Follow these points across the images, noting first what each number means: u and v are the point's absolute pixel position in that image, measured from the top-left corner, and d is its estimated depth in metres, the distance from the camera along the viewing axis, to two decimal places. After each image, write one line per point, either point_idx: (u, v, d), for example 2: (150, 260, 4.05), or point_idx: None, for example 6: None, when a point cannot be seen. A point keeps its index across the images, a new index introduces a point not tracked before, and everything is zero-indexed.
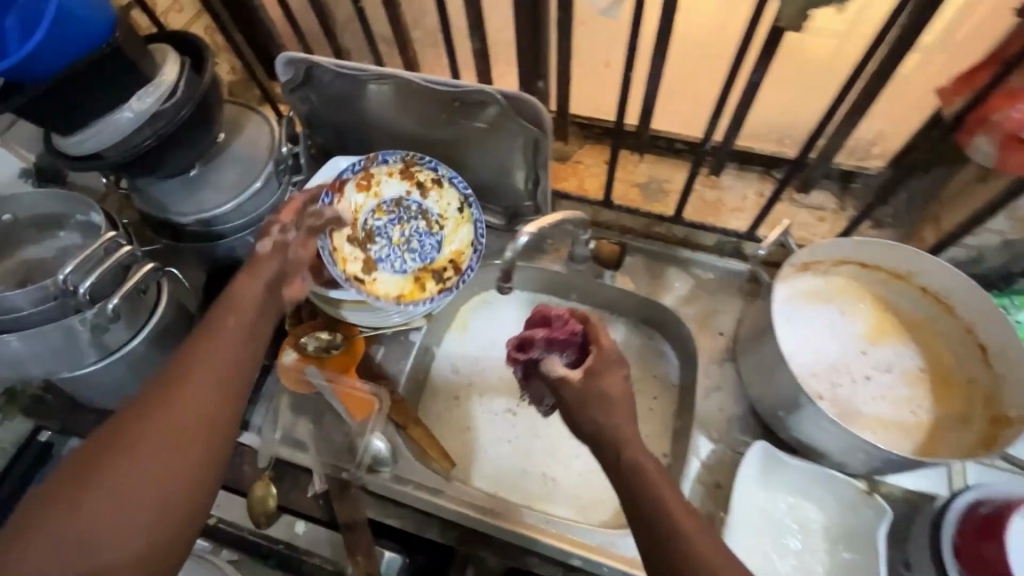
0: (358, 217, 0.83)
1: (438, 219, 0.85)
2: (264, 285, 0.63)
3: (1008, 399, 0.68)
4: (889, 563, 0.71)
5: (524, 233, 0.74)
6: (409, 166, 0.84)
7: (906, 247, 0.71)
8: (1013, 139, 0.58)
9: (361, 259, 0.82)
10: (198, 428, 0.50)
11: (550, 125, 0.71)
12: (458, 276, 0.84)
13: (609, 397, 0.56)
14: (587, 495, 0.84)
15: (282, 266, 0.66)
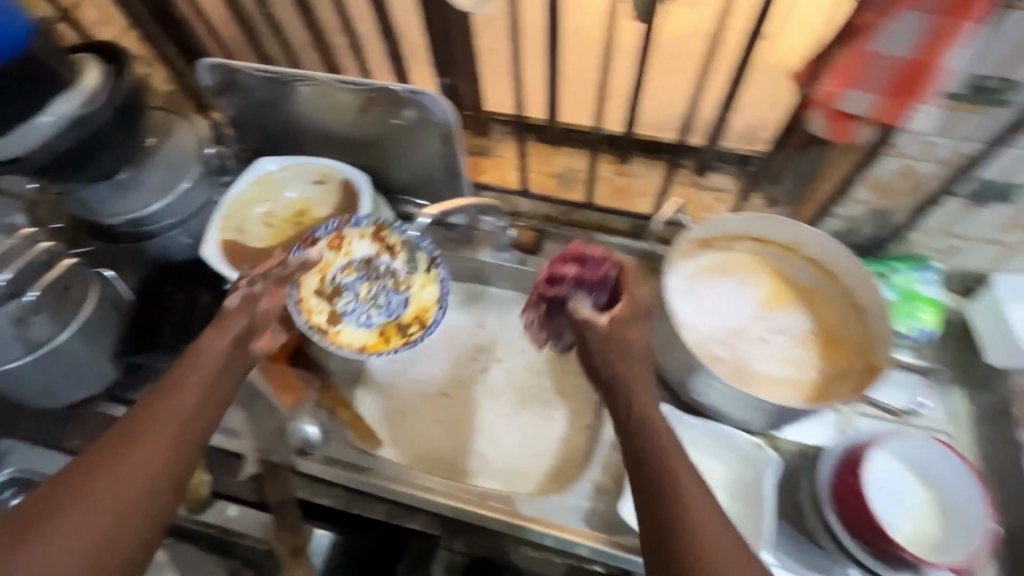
0: (325, 272, 0.84)
1: (406, 279, 0.85)
2: (230, 341, 0.60)
3: (880, 353, 0.73)
4: (795, 526, 0.70)
5: (424, 215, 0.80)
6: (380, 233, 0.85)
7: (783, 219, 0.79)
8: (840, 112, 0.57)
9: (326, 311, 0.82)
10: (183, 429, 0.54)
11: (455, 121, 0.77)
12: (422, 330, 0.82)
13: (632, 347, 0.59)
14: (516, 468, 0.84)
15: (250, 322, 0.63)
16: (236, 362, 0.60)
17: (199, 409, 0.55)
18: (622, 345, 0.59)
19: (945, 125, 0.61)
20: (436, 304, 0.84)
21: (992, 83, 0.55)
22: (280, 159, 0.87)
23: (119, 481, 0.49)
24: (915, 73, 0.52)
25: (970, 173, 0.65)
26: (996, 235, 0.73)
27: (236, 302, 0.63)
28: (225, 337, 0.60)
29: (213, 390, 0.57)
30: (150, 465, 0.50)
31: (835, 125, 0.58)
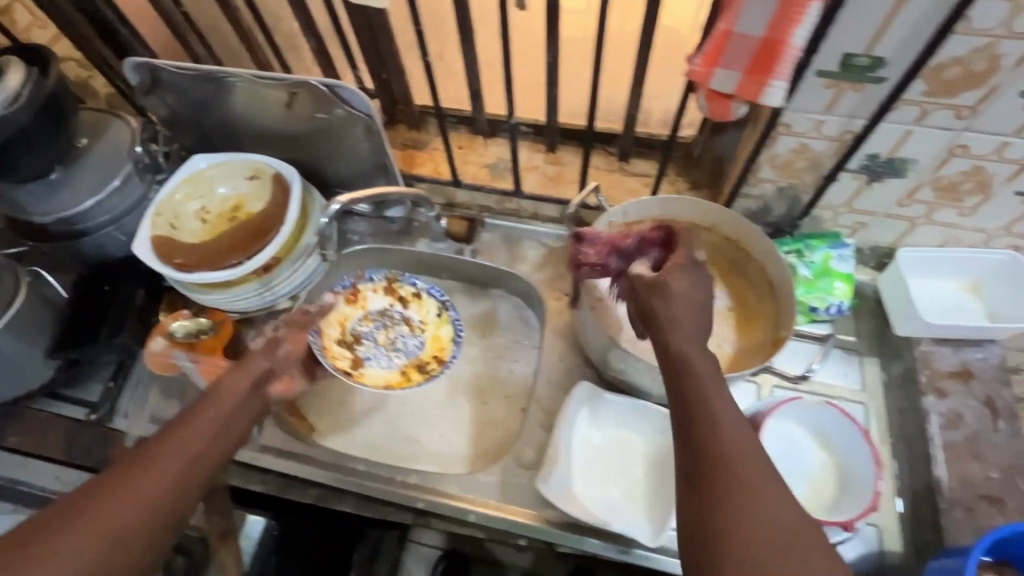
0: (343, 323, 0.91)
1: (418, 324, 0.91)
2: (250, 383, 0.63)
3: (784, 324, 0.76)
4: None
5: (338, 202, 0.85)
6: (393, 285, 0.93)
7: (701, 200, 0.80)
8: (715, 92, 0.55)
9: (348, 357, 0.88)
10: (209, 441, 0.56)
11: (371, 112, 0.79)
12: (442, 366, 0.87)
13: (670, 291, 0.58)
14: (451, 452, 0.86)
15: (269, 365, 0.67)
16: (253, 403, 0.64)
17: (225, 424, 0.59)
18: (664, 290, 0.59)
19: (829, 103, 0.64)
20: (452, 341, 0.89)
21: (862, 61, 0.58)
22: (212, 158, 0.90)
23: (148, 490, 0.50)
24: (771, 50, 0.50)
25: (859, 149, 0.68)
26: (897, 208, 0.76)
27: (259, 347, 0.70)
28: (243, 380, 0.63)
29: (231, 419, 0.60)
30: (176, 474, 0.52)
31: (713, 105, 0.56)
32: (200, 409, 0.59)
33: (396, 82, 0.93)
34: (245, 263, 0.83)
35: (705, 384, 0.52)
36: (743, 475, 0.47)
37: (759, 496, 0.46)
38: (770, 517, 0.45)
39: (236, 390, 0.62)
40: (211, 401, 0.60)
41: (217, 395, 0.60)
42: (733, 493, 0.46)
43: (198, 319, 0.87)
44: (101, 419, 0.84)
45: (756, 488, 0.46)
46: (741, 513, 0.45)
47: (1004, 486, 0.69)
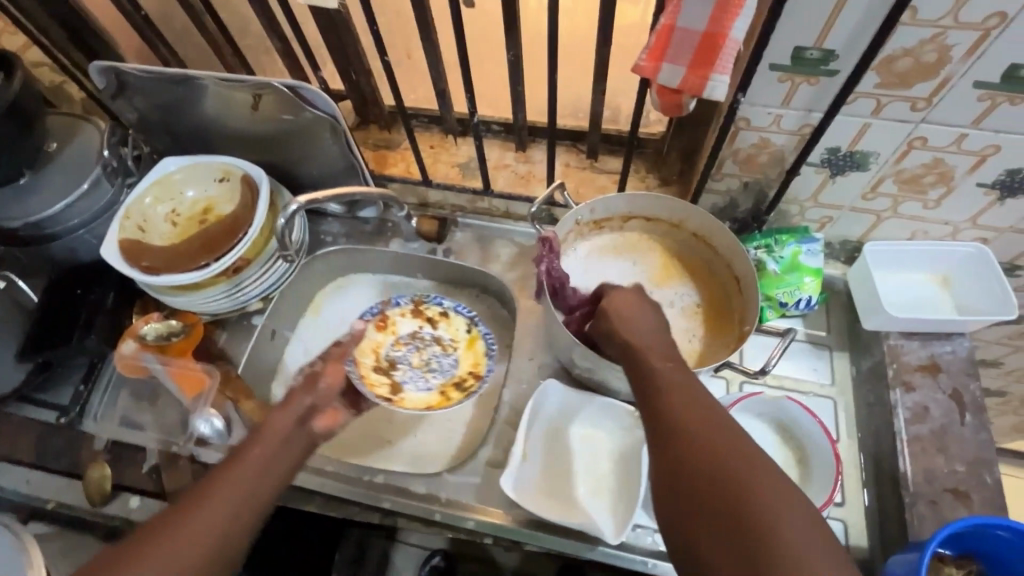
0: (377, 349, 0.89)
1: (450, 343, 0.90)
2: (294, 419, 0.63)
3: (749, 318, 0.75)
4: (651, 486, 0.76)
5: (295, 203, 0.81)
6: (422, 307, 0.92)
7: (666, 197, 0.80)
8: (665, 87, 0.55)
9: (387, 383, 0.85)
10: (256, 485, 0.56)
11: (334, 111, 0.79)
12: (478, 381, 0.85)
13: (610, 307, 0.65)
14: (425, 451, 0.84)
15: (311, 402, 0.66)
16: (301, 438, 0.62)
17: (272, 466, 0.58)
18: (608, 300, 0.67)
19: (785, 97, 0.64)
20: (486, 356, 0.88)
21: (813, 54, 0.58)
22: (181, 160, 0.90)
23: (197, 537, 0.51)
24: (712, 44, 0.49)
25: (818, 142, 0.67)
26: (862, 202, 0.76)
27: (297, 385, 0.68)
28: (289, 415, 0.63)
29: (278, 457, 0.59)
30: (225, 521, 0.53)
31: (663, 99, 0.56)
32: (247, 446, 0.59)
33: (365, 82, 0.93)
34: (212, 264, 0.83)
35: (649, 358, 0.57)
36: (686, 424, 0.50)
37: (705, 440, 0.48)
38: (712, 456, 0.47)
39: (281, 425, 0.61)
40: (255, 436, 0.60)
41: (262, 430, 0.60)
42: (682, 443, 0.49)
43: (170, 322, 0.88)
44: (71, 422, 0.84)
45: (701, 433, 0.49)
46: (691, 458, 0.48)
47: (970, 480, 0.69)
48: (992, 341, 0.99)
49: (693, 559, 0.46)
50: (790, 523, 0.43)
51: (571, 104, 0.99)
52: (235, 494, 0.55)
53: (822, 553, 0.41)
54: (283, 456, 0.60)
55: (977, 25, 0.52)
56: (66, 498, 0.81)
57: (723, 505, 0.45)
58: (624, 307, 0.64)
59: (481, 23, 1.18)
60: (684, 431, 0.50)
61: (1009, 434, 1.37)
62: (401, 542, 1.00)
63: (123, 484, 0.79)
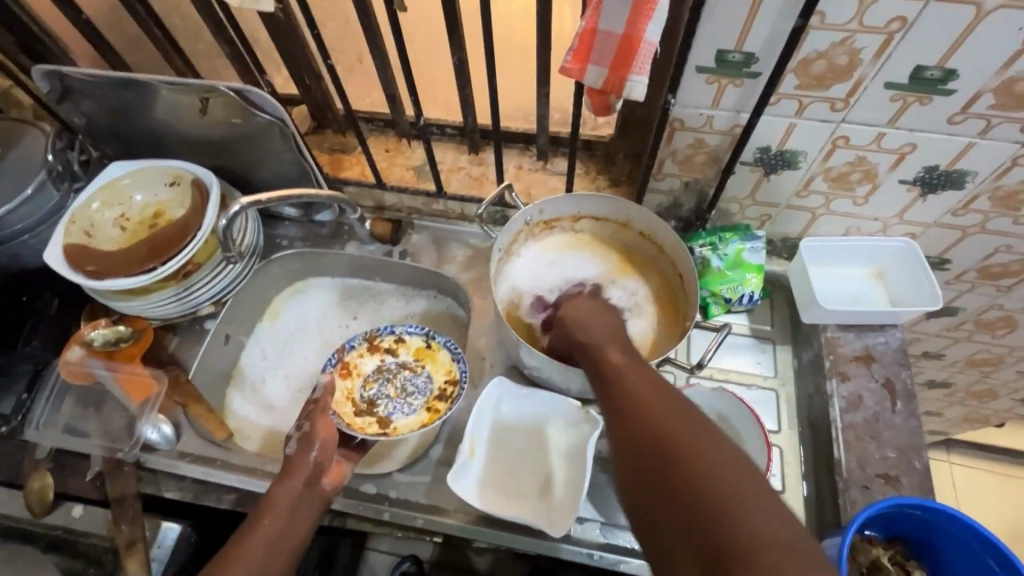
0: (350, 396, 0.85)
1: (415, 363, 0.87)
2: (302, 483, 0.67)
3: (691, 312, 0.78)
4: (598, 477, 0.77)
5: (240, 203, 0.81)
6: (380, 339, 0.88)
7: (612, 198, 0.82)
8: (592, 89, 0.56)
9: (374, 421, 0.82)
10: (275, 545, 0.63)
11: (279, 113, 0.79)
12: (458, 386, 0.83)
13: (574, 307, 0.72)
14: (377, 449, 0.84)
15: (315, 462, 0.69)
16: (309, 500, 0.67)
17: (290, 526, 0.64)
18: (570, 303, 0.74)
19: (715, 99, 0.66)
20: (454, 362, 0.85)
21: (735, 56, 0.60)
22: (129, 165, 0.90)
23: None
24: (629, 46, 0.51)
25: (749, 141, 0.70)
26: (796, 200, 0.79)
27: (294, 447, 0.70)
28: (295, 482, 0.67)
29: (295, 517, 0.65)
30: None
31: (592, 101, 0.57)
32: (257, 519, 0.64)
33: (317, 87, 0.93)
34: (158, 268, 0.82)
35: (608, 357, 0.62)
36: (638, 403, 0.54)
37: (654, 415, 0.52)
38: (660, 428, 0.50)
39: (288, 492, 0.66)
40: (264, 508, 0.65)
41: (270, 501, 0.65)
42: (632, 420, 0.53)
43: (117, 327, 0.87)
44: (13, 431, 0.82)
45: (651, 410, 0.53)
46: (640, 431, 0.51)
47: (900, 465, 0.71)
48: (932, 333, 1.03)
49: (653, 534, 0.47)
50: (725, 479, 0.45)
51: (524, 109, 1.01)
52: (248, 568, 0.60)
53: (763, 502, 0.43)
54: (294, 524, 0.65)
55: (881, 29, 0.55)
56: (7, 510, 0.79)
57: (669, 468, 0.47)
58: (582, 311, 0.71)
59: (437, 29, 1.19)
60: (636, 410, 0.53)
61: (959, 425, 1.42)
62: (372, 550, 0.99)
63: (67, 492, 0.78)
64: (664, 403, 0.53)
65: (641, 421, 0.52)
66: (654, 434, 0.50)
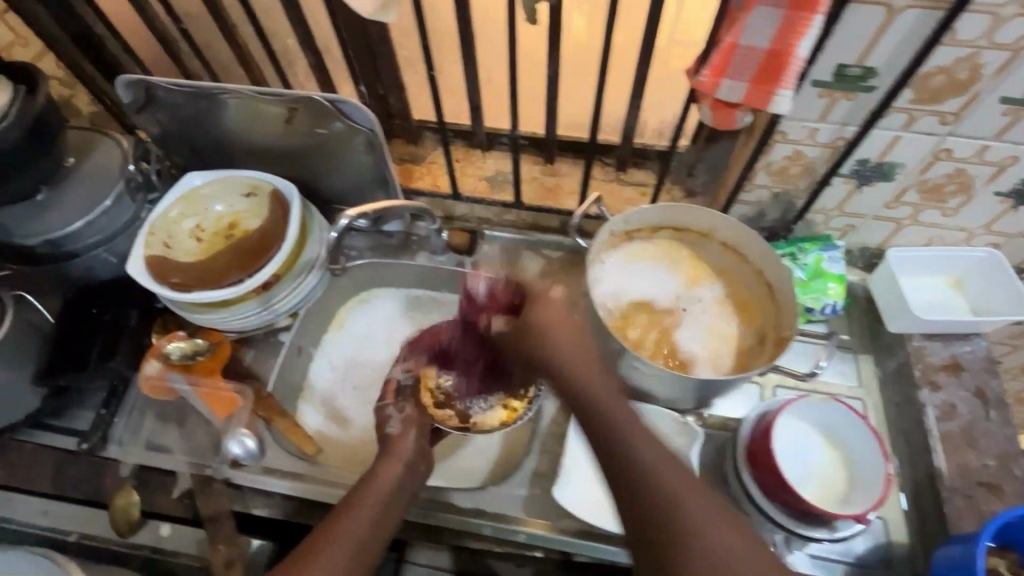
0: (428, 385, 0.82)
1: None
2: (404, 466, 0.69)
3: (785, 324, 0.78)
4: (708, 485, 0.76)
5: (346, 217, 0.80)
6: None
7: (697, 209, 0.82)
8: (718, 102, 0.58)
9: (454, 414, 0.81)
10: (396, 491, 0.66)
11: (372, 124, 0.79)
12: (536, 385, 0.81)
13: (547, 323, 0.61)
14: (460, 465, 0.83)
15: (416, 446, 0.73)
16: (409, 481, 0.69)
17: (404, 482, 0.68)
18: (537, 328, 0.61)
19: (823, 112, 0.67)
20: None
21: (854, 71, 0.61)
22: (208, 175, 0.89)
23: (360, 522, 0.60)
24: (778, 60, 0.52)
25: (851, 154, 0.71)
26: (885, 211, 0.80)
27: (397, 428, 0.75)
28: (398, 463, 0.70)
29: (410, 470, 0.70)
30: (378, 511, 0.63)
31: (718, 114, 0.59)
32: (362, 495, 0.64)
33: (395, 97, 0.93)
34: (246, 279, 0.81)
35: (615, 420, 0.56)
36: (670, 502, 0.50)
37: (695, 522, 0.48)
38: (703, 542, 0.47)
39: (393, 472, 0.68)
40: (370, 484, 0.65)
41: (376, 479, 0.66)
42: (662, 522, 0.49)
43: (194, 340, 0.84)
44: (92, 448, 0.79)
45: (689, 515, 0.49)
46: (673, 540, 0.48)
47: (1000, 473, 0.72)
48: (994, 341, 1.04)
49: None
50: None
51: None
52: (353, 539, 0.58)
53: None
54: (394, 503, 0.65)
55: (1009, 45, 0.56)
56: (90, 530, 0.76)
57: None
58: (562, 340, 0.60)
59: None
60: (667, 513, 0.49)
61: None
62: (411, 565, 0.84)
63: (153, 512, 0.75)
64: (702, 506, 0.49)
65: (675, 530, 0.48)
66: (695, 548, 0.47)
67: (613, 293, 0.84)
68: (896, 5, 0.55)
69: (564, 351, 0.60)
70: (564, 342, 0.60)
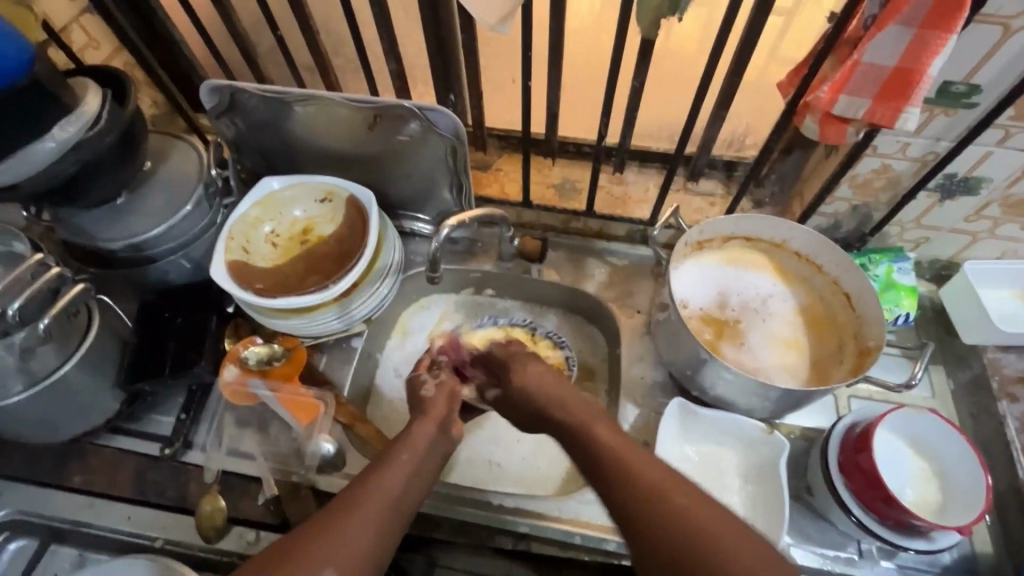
0: None
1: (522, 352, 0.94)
2: (437, 426, 0.72)
3: (869, 335, 0.79)
4: (794, 493, 0.77)
5: (445, 227, 0.80)
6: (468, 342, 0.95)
7: (775, 218, 0.83)
8: (829, 115, 0.59)
9: None
10: (429, 454, 0.68)
11: (461, 132, 0.78)
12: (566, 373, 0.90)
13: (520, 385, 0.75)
14: (531, 473, 0.86)
15: (449, 410, 0.75)
16: (440, 445, 0.70)
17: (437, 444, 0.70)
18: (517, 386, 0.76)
19: (918, 126, 0.68)
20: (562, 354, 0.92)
21: (959, 88, 0.62)
22: (285, 179, 0.88)
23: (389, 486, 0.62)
24: (908, 78, 0.53)
25: (940, 169, 0.72)
26: (962, 224, 0.81)
27: (433, 393, 0.77)
28: (430, 424, 0.72)
29: (446, 435, 0.71)
30: (412, 468, 0.65)
31: (828, 128, 0.60)
32: (393, 456, 0.66)
33: (469, 104, 0.93)
34: (329, 286, 0.81)
35: (601, 439, 0.63)
36: (656, 494, 0.56)
37: (665, 500, 0.56)
38: (687, 525, 0.53)
39: (424, 435, 0.69)
40: (406, 446, 0.67)
41: (411, 441, 0.68)
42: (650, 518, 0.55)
43: (271, 345, 0.84)
44: (175, 453, 0.79)
45: (662, 496, 0.56)
46: (657, 524, 0.54)
47: None
48: None
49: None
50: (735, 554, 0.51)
51: (658, 130, 1.05)
52: (388, 500, 0.61)
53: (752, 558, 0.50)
54: (426, 465, 0.67)
55: None
56: (175, 536, 0.76)
57: (703, 571, 0.51)
58: (532, 380, 0.74)
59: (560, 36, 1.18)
60: (640, 497, 0.57)
61: None
62: (442, 569, 0.83)
63: (239, 517, 0.76)
64: (665, 480, 0.57)
65: (656, 514, 0.55)
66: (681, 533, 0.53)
67: (686, 305, 0.83)
68: (1015, 25, 0.56)
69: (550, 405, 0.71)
70: (544, 396, 0.72)
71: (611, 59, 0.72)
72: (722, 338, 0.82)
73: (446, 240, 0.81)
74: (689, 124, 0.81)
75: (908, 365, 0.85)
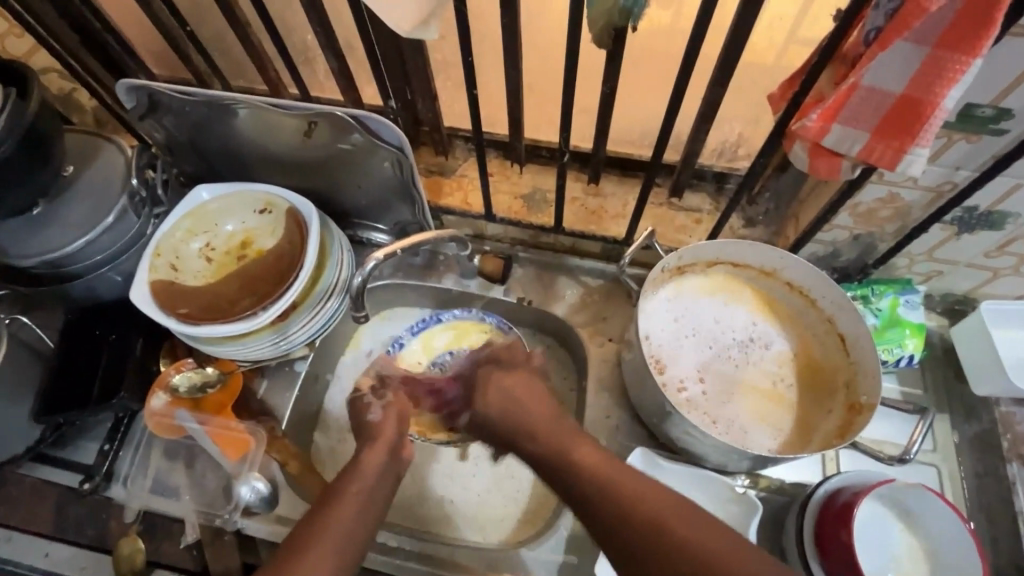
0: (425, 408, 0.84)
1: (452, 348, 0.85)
2: (387, 453, 0.65)
3: (862, 386, 0.70)
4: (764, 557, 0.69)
5: (372, 258, 0.71)
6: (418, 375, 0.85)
7: (763, 246, 0.72)
8: (819, 145, 0.49)
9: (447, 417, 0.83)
10: (377, 486, 0.61)
11: (404, 143, 0.69)
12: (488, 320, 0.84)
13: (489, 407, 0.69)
14: (483, 513, 0.79)
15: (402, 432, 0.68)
16: (392, 472, 0.64)
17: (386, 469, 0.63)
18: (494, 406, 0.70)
19: (933, 153, 0.57)
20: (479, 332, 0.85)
21: (985, 112, 0.51)
22: (218, 190, 0.81)
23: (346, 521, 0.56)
24: (916, 109, 0.43)
25: (957, 201, 0.61)
26: (982, 259, 0.70)
27: (379, 414, 0.70)
28: (380, 450, 0.65)
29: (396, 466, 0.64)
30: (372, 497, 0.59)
31: (820, 161, 0.50)
32: (341, 486, 0.60)
33: (426, 104, 0.83)
34: (259, 311, 0.73)
35: (572, 455, 0.60)
36: (657, 521, 0.52)
37: (643, 503, 0.54)
38: (680, 541, 0.50)
39: (376, 460, 0.63)
40: (352, 473, 0.61)
41: (359, 467, 0.62)
42: (630, 525, 0.53)
43: (205, 370, 0.78)
44: (97, 487, 0.75)
45: (636, 500, 0.54)
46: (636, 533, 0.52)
47: None
48: None
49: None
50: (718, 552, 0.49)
51: (644, 133, 0.94)
52: (344, 532, 0.55)
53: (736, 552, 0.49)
54: (377, 494, 0.61)
55: None
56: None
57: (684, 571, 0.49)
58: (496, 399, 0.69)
59: (538, 19, 1.05)
60: (620, 506, 0.54)
61: None
62: None
63: (159, 560, 0.72)
64: (640, 487, 0.55)
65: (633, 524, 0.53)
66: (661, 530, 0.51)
67: (656, 342, 0.74)
68: None
69: (521, 419, 0.66)
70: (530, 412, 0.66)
71: (572, 63, 0.61)
72: (693, 385, 0.73)
73: (373, 272, 0.72)
74: (667, 138, 0.70)
75: (915, 422, 0.74)
